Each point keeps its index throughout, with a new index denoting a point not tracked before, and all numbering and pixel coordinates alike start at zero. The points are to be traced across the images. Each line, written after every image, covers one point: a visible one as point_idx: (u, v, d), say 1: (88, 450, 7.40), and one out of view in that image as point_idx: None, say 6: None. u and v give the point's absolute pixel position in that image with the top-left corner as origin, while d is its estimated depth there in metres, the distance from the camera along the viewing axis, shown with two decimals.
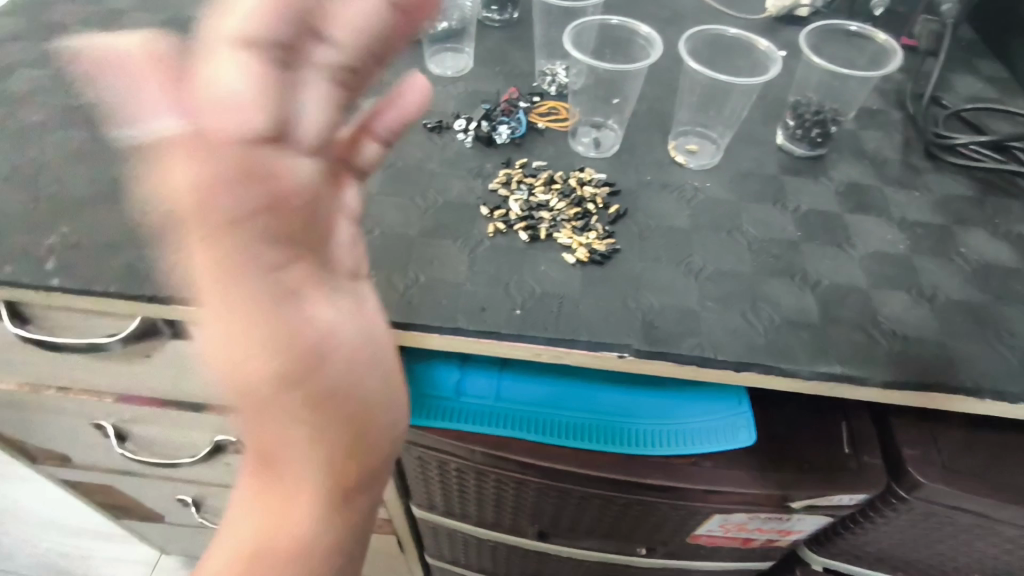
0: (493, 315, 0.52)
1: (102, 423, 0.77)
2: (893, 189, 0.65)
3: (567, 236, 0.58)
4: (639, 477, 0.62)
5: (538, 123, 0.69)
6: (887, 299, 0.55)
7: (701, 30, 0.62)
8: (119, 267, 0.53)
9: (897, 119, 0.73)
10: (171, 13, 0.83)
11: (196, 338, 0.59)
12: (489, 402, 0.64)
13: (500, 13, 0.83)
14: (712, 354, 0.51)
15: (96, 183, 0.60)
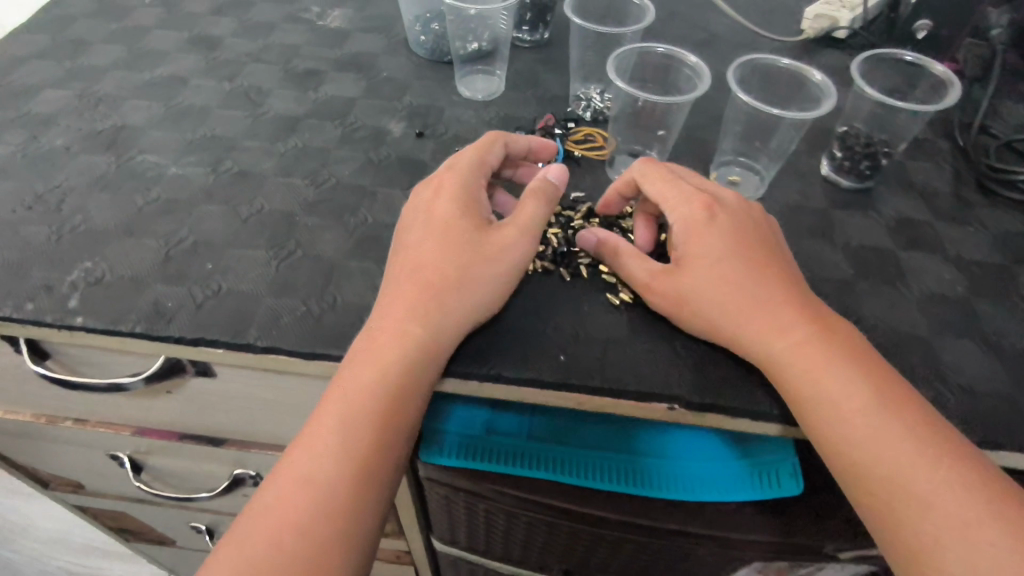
0: (537, 360, 0.49)
1: (118, 454, 0.75)
2: (946, 225, 0.62)
3: (609, 273, 0.55)
4: (676, 524, 0.60)
5: (575, 151, 0.66)
6: (948, 346, 0.52)
7: (752, 59, 0.60)
8: (145, 304, 0.51)
9: (945, 150, 0.70)
10: (194, 31, 0.81)
11: (223, 376, 0.56)
12: (522, 442, 0.64)
13: (530, 33, 0.80)
14: (768, 406, 0.47)
15: (120, 213, 0.58)
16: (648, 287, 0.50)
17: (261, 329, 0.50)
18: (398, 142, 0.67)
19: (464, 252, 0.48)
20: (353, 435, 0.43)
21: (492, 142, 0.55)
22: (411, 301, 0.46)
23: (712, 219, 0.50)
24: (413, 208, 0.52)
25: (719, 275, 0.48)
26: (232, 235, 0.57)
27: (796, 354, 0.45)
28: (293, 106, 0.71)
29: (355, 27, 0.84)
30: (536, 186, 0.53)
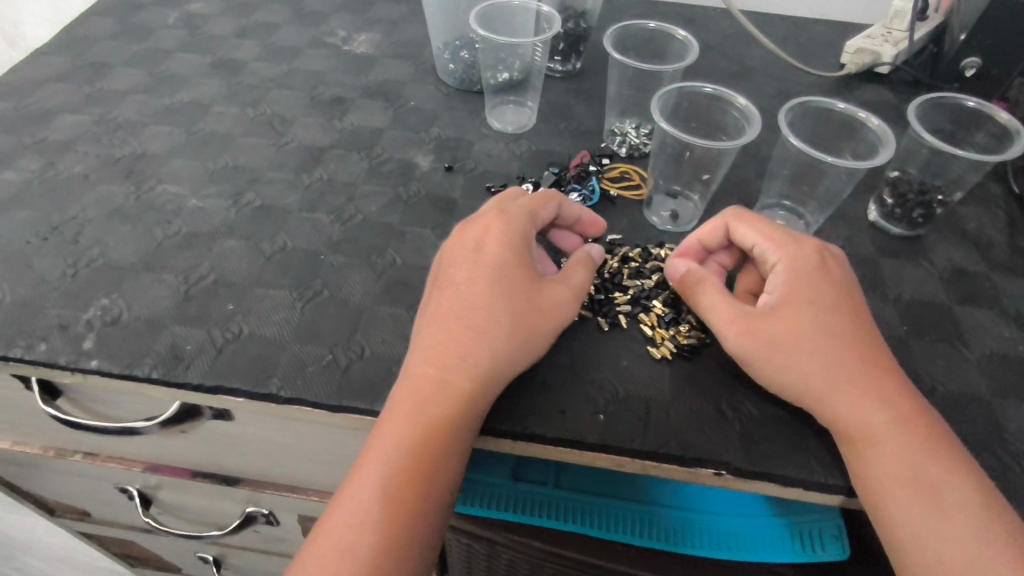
0: (575, 420, 0.46)
1: (127, 487, 0.72)
2: (1004, 277, 0.59)
3: (649, 324, 0.52)
4: None
5: (611, 190, 0.64)
6: (1015, 413, 0.48)
7: (807, 101, 0.58)
8: (163, 347, 0.49)
9: (998, 195, 0.67)
10: (218, 55, 0.80)
11: (239, 420, 0.54)
12: (548, 491, 0.61)
13: (562, 63, 0.78)
14: (822, 477, 0.44)
15: (139, 247, 0.56)
16: (735, 325, 0.46)
17: (284, 378, 0.47)
18: (426, 176, 0.65)
19: (515, 302, 0.45)
20: (396, 495, 0.40)
21: (547, 198, 0.52)
22: (457, 351, 0.44)
23: (816, 267, 0.48)
24: (460, 243, 0.49)
25: (827, 325, 0.45)
26: (255, 274, 0.55)
27: (894, 420, 0.42)
28: (318, 136, 0.69)
29: (382, 53, 0.82)
30: (580, 256, 0.51)
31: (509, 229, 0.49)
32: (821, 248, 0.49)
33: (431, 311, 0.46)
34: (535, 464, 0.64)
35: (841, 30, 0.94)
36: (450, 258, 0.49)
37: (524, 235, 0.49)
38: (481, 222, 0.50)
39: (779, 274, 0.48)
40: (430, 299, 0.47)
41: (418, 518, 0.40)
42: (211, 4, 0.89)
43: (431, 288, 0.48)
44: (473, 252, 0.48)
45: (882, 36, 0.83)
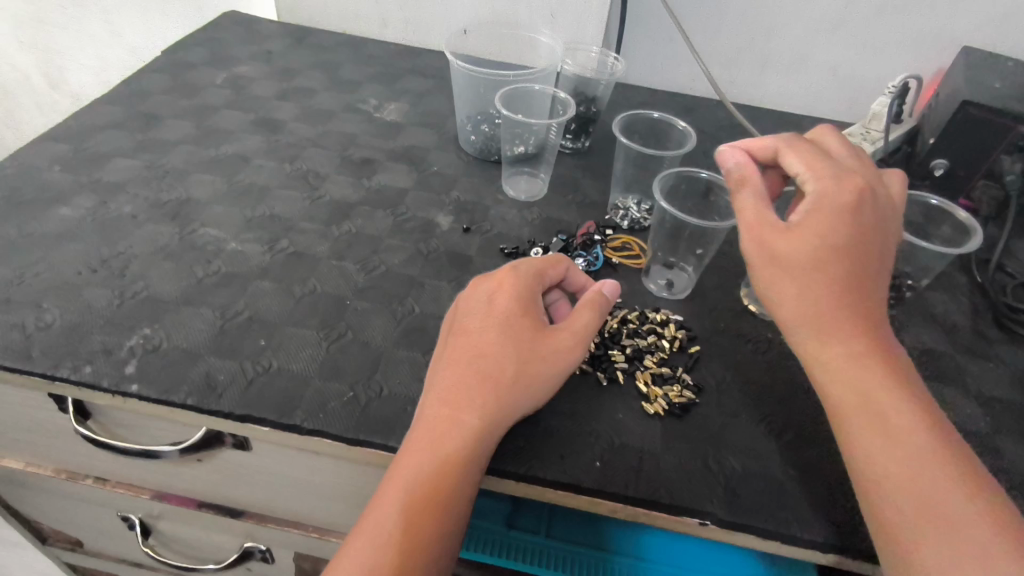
0: (573, 464, 0.50)
1: (129, 515, 0.74)
2: (968, 358, 0.65)
3: (644, 381, 0.57)
4: None
5: (613, 258, 0.70)
6: None
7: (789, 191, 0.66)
8: (198, 376, 0.53)
9: (964, 284, 0.74)
10: (260, 114, 0.88)
11: (257, 451, 0.57)
12: (539, 538, 0.64)
13: (573, 141, 0.86)
14: (799, 532, 0.47)
15: (180, 283, 0.61)
16: (751, 232, 0.48)
17: (308, 411, 0.51)
18: (445, 235, 0.71)
19: (522, 349, 0.49)
20: (413, 525, 0.43)
21: (554, 261, 0.58)
22: (467, 394, 0.47)
23: (846, 198, 0.47)
24: (474, 296, 0.54)
25: (836, 273, 0.45)
26: (285, 314, 0.59)
27: (885, 408, 0.41)
28: (348, 192, 0.76)
29: (409, 121, 0.90)
30: (588, 298, 0.55)
31: (518, 282, 0.53)
32: (859, 181, 0.48)
33: (445, 358, 0.50)
34: (529, 510, 0.67)
35: (826, 127, 1.03)
36: (465, 307, 0.53)
37: (531, 288, 0.54)
38: (494, 276, 0.55)
39: (810, 205, 0.47)
40: (448, 342, 0.51)
41: (432, 550, 0.43)
42: (256, 68, 0.98)
43: (447, 333, 0.53)
44: (485, 301, 0.53)
45: (861, 134, 0.92)
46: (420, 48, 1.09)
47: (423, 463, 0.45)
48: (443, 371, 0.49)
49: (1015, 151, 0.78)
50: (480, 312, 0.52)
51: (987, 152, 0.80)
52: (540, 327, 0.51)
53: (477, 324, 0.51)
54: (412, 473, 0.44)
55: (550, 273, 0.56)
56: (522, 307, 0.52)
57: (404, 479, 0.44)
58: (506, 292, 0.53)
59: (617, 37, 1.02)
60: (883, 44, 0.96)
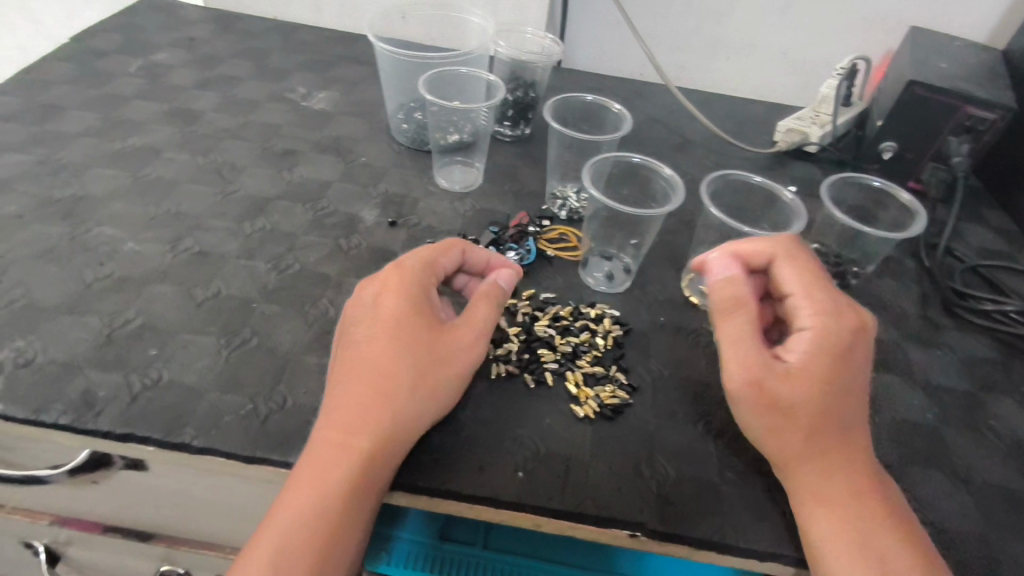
0: (492, 478, 0.46)
1: (33, 543, 0.68)
2: (915, 347, 0.62)
3: (575, 382, 0.53)
4: None
5: (548, 250, 0.66)
6: (922, 480, 0.50)
7: (728, 174, 0.62)
8: (75, 393, 0.47)
9: (913, 269, 0.72)
10: (175, 103, 0.81)
11: (152, 471, 0.52)
12: (474, 550, 0.60)
13: (511, 128, 0.82)
14: (735, 540, 0.44)
15: (66, 289, 0.55)
16: (751, 372, 0.44)
17: (198, 428, 0.46)
18: (369, 230, 0.66)
19: (420, 355, 0.45)
20: (291, 567, 0.38)
21: (445, 248, 0.52)
22: (356, 409, 0.43)
23: (852, 335, 0.45)
24: (359, 297, 0.48)
25: (833, 395, 0.43)
26: (183, 320, 0.54)
27: (852, 490, 0.42)
28: (266, 186, 0.70)
29: (339, 110, 0.85)
30: (487, 288, 0.51)
31: (403, 277, 0.48)
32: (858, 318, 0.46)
33: (332, 372, 0.45)
34: (464, 522, 0.62)
35: (777, 111, 1.01)
36: (352, 311, 0.48)
37: (421, 283, 0.49)
38: (378, 272, 0.49)
39: (813, 335, 0.44)
40: (340, 351, 0.46)
41: None
42: (174, 56, 0.91)
43: (336, 341, 0.48)
44: (373, 303, 0.47)
45: (810, 117, 0.89)
46: (356, 34, 1.03)
47: (310, 502, 0.40)
48: (331, 395, 0.44)
49: (962, 133, 0.76)
50: (370, 316, 0.47)
51: (935, 133, 0.78)
52: (439, 329, 0.47)
53: (369, 330, 0.46)
54: (297, 518, 0.40)
55: (442, 258, 0.51)
56: (412, 304, 0.47)
57: (290, 525, 0.39)
58: (393, 291, 0.47)
59: (560, 19, 0.97)
60: (832, 27, 0.93)
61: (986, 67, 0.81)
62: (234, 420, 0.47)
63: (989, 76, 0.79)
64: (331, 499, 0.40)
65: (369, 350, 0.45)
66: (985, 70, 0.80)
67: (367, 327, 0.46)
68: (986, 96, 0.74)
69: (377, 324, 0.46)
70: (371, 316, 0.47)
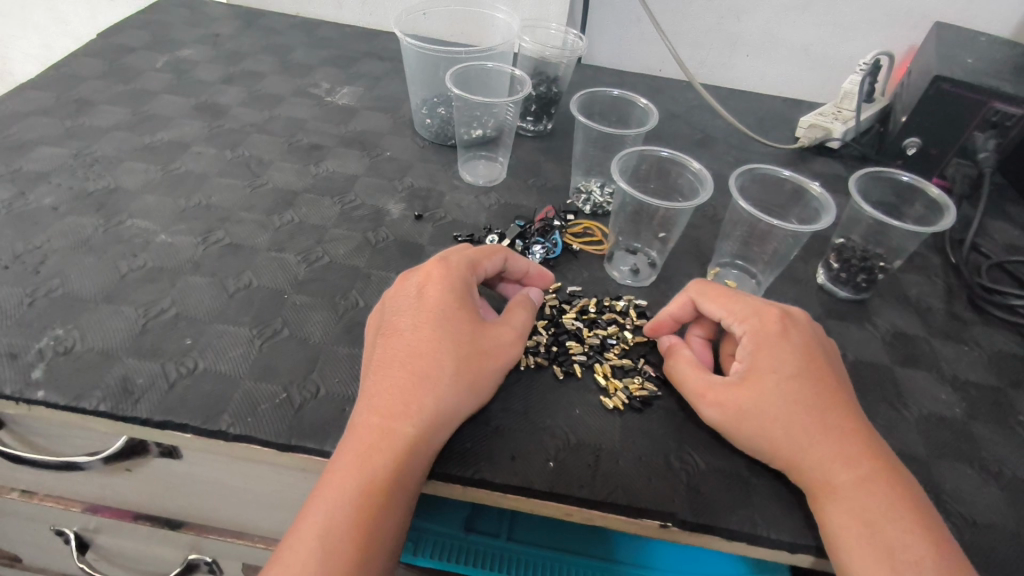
0: (523, 467, 0.46)
1: (64, 530, 0.69)
2: (941, 342, 0.62)
3: (603, 374, 0.54)
4: None
5: (573, 244, 0.66)
6: (951, 474, 0.50)
7: (755, 168, 0.62)
8: (114, 380, 0.48)
9: (938, 264, 0.71)
10: (202, 98, 0.82)
11: (186, 459, 0.53)
12: (499, 542, 0.60)
13: (534, 124, 0.83)
14: (765, 532, 0.44)
15: (101, 279, 0.56)
16: (707, 391, 0.48)
17: (234, 415, 0.47)
18: (396, 223, 0.67)
19: (461, 346, 0.46)
20: (333, 549, 0.39)
21: (491, 251, 0.53)
22: (403, 397, 0.43)
23: (788, 331, 0.49)
24: (403, 290, 0.49)
25: (792, 394, 0.45)
26: (216, 310, 0.55)
27: (859, 483, 0.42)
28: (293, 180, 0.71)
29: (362, 105, 0.85)
30: (519, 298, 0.53)
31: (449, 274, 0.49)
32: (786, 315, 0.50)
33: (376, 361, 0.46)
34: (488, 513, 0.63)
35: (798, 107, 1.01)
36: (386, 310, 0.49)
37: (465, 279, 0.50)
38: (421, 270, 0.50)
39: (745, 344, 0.49)
40: (374, 346, 0.47)
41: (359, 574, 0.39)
42: (200, 52, 0.92)
43: (372, 335, 0.49)
44: (414, 298, 0.48)
45: (832, 114, 0.89)
46: (377, 31, 1.04)
47: (349, 485, 0.40)
48: (365, 387, 0.45)
49: (988, 128, 0.76)
50: (409, 311, 0.48)
51: (960, 128, 0.77)
52: (481, 324, 0.48)
53: (409, 322, 0.47)
54: (334, 499, 0.40)
55: (485, 257, 0.52)
56: (455, 301, 0.48)
57: (327, 506, 0.40)
58: (436, 287, 0.48)
59: (581, 15, 0.97)
60: (855, 22, 0.93)
61: (1013, 62, 0.80)
62: (268, 407, 0.48)
63: (1016, 72, 0.78)
64: (371, 482, 0.40)
65: (409, 341, 0.46)
66: (1012, 65, 0.79)
67: (404, 324, 0.47)
68: (1013, 91, 0.73)
69: (418, 318, 0.47)
70: (410, 312, 0.47)
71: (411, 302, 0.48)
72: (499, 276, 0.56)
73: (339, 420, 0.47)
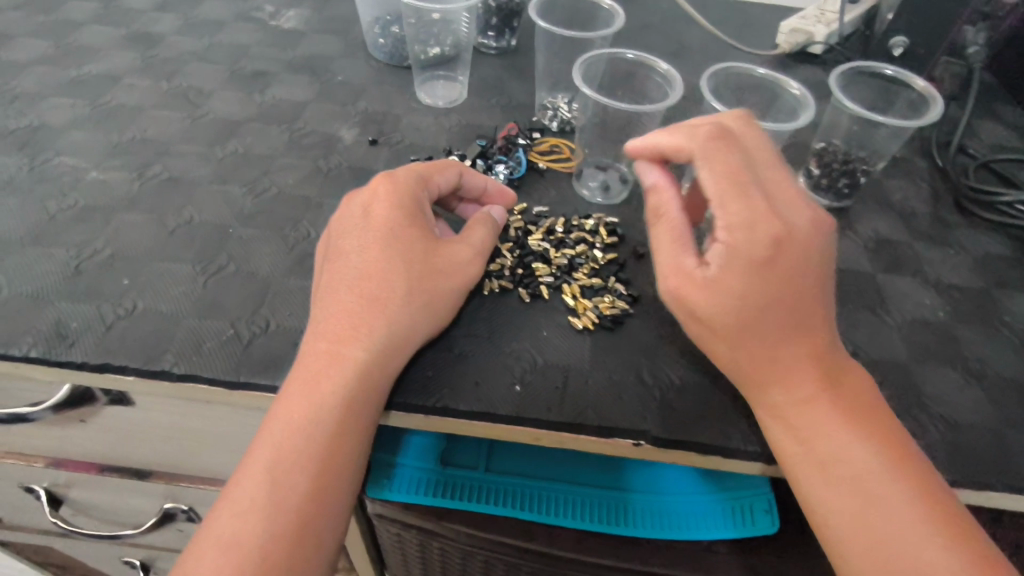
0: (489, 391, 0.44)
1: (33, 486, 0.67)
2: (925, 246, 0.59)
3: (571, 295, 0.51)
4: (636, 562, 0.55)
5: (539, 162, 0.62)
6: (933, 377, 0.48)
7: (730, 67, 0.58)
8: (47, 325, 0.45)
9: (923, 168, 0.68)
10: (134, 27, 0.76)
11: (138, 404, 0.50)
12: (478, 474, 0.59)
13: (496, 40, 0.77)
14: (742, 444, 0.43)
15: (28, 221, 0.52)
16: (672, 290, 0.40)
17: (179, 354, 0.44)
18: (349, 149, 0.62)
19: (414, 265, 0.43)
20: (285, 481, 0.37)
21: (443, 165, 0.49)
22: (351, 323, 0.41)
23: (780, 242, 0.37)
24: (348, 210, 0.46)
25: (757, 315, 0.38)
26: (156, 247, 0.51)
27: (814, 403, 0.39)
28: (236, 109, 0.66)
29: (310, 28, 0.79)
30: (479, 215, 0.49)
31: (396, 189, 0.45)
32: (784, 219, 0.38)
33: (323, 288, 0.43)
34: (465, 446, 0.61)
35: (779, 13, 0.95)
36: (332, 233, 0.46)
37: (416, 194, 0.46)
38: (366, 187, 0.46)
39: (721, 249, 0.38)
40: (321, 272, 0.44)
41: (320, 502, 0.38)
42: None
43: (319, 262, 0.45)
44: (360, 217, 0.45)
45: (815, 16, 0.84)
46: None
47: (298, 419, 0.38)
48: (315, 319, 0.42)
49: (979, 20, 0.72)
50: (355, 232, 0.44)
51: (951, 23, 0.72)
52: (436, 242, 0.45)
53: (356, 244, 0.44)
54: (272, 442, 0.38)
55: (437, 172, 0.48)
56: (404, 217, 0.44)
57: (271, 445, 0.38)
58: (383, 204, 0.45)
59: None
60: None
61: None
62: (214, 344, 0.45)
63: None
64: (324, 411, 0.38)
65: (358, 263, 0.43)
66: None
67: (349, 247, 0.44)
68: None
69: (364, 238, 0.44)
70: (358, 232, 0.44)
71: (357, 222, 0.45)
72: (456, 194, 0.52)
73: (290, 354, 0.45)
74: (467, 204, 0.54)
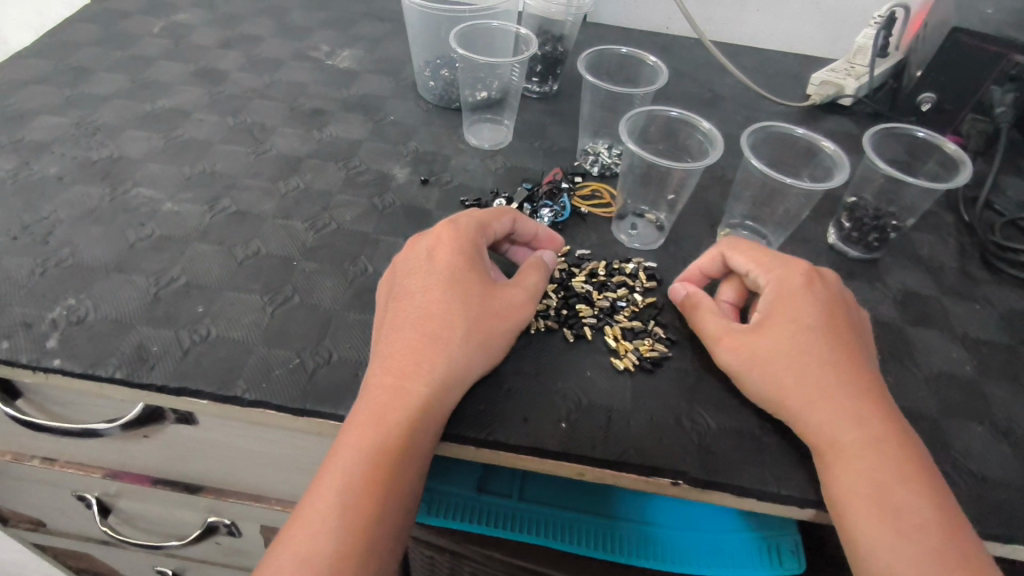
0: (536, 428, 0.47)
1: (86, 495, 0.70)
2: (952, 301, 0.62)
3: (613, 336, 0.54)
4: None
5: (582, 207, 0.66)
6: (961, 431, 0.50)
7: (768, 126, 0.61)
8: (129, 348, 0.49)
9: (950, 223, 0.70)
10: (201, 64, 0.81)
11: (202, 424, 0.54)
12: (512, 503, 0.61)
13: (539, 85, 0.81)
14: (776, 489, 0.45)
15: (109, 248, 0.56)
16: (720, 338, 0.50)
17: (250, 381, 0.47)
18: (402, 188, 0.66)
19: (472, 307, 0.46)
20: (351, 502, 0.40)
21: (500, 213, 0.53)
22: (414, 358, 0.44)
23: (813, 290, 0.48)
24: (413, 253, 0.50)
25: (808, 352, 0.46)
26: (226, 277, 0.55)
27: (866, 443, 0.42)
28: (297, 145, 0.70)
29: (364, 68, 0.83)
30: (531, 260, 0.52)
31: (459, 236, 0.49)
32: (818, 278, 0.50)
33: (388, 325, 0.46)
34: (501, 474, 0.64)
35: (809, 64, 0.98)
36: (395, 273, 0.50)
37: (476, 240, 0.50)
38: (431, 233, 0.50)
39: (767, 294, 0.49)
40: (386, 309, 0.48)
41: (379, 526, 0.41)
42: (196, 15, 0.90)
43: (384, 299, 0.49)
44: (425, 260, 0.49)
45: (846, 70, 0.87)
46: None
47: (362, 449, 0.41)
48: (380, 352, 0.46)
49: (1006, 82, 0.73)
50: (419, 273, 0.48)
51: (977, 83, 0.75)
52: (494, 286, 0.48)
53: (421, 285, 0.47)
54: (352, 470, 0.41)
55: (496, 219, 0.52)
56: (465, 263, 0.48)
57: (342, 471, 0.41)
58: (446, 249, 0.49)
59: None
60: None
61: None
62: (282, 373, 0.48)
63: None
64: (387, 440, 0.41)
65: (422, 304, 0.46)
66: None
67: (413, 287, 0.47)
68: None
69: (428, 280, 0.47)
70: (422, 274, 0.48)
71: (421, 265, 0.48)
72: (508, 238, 0.56)
73: (353, 385, 0.48)
74: (518, 248, 0.57)
